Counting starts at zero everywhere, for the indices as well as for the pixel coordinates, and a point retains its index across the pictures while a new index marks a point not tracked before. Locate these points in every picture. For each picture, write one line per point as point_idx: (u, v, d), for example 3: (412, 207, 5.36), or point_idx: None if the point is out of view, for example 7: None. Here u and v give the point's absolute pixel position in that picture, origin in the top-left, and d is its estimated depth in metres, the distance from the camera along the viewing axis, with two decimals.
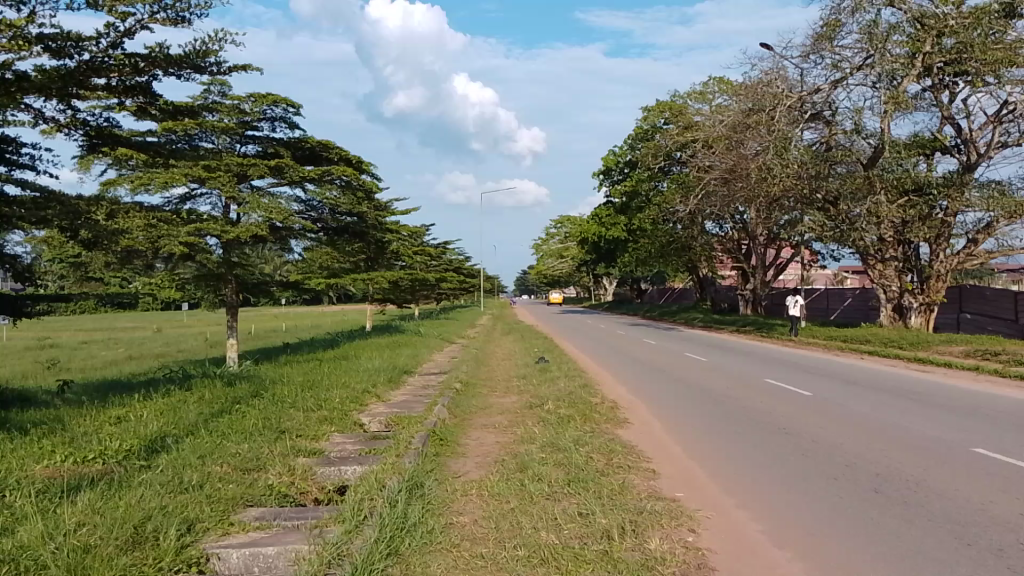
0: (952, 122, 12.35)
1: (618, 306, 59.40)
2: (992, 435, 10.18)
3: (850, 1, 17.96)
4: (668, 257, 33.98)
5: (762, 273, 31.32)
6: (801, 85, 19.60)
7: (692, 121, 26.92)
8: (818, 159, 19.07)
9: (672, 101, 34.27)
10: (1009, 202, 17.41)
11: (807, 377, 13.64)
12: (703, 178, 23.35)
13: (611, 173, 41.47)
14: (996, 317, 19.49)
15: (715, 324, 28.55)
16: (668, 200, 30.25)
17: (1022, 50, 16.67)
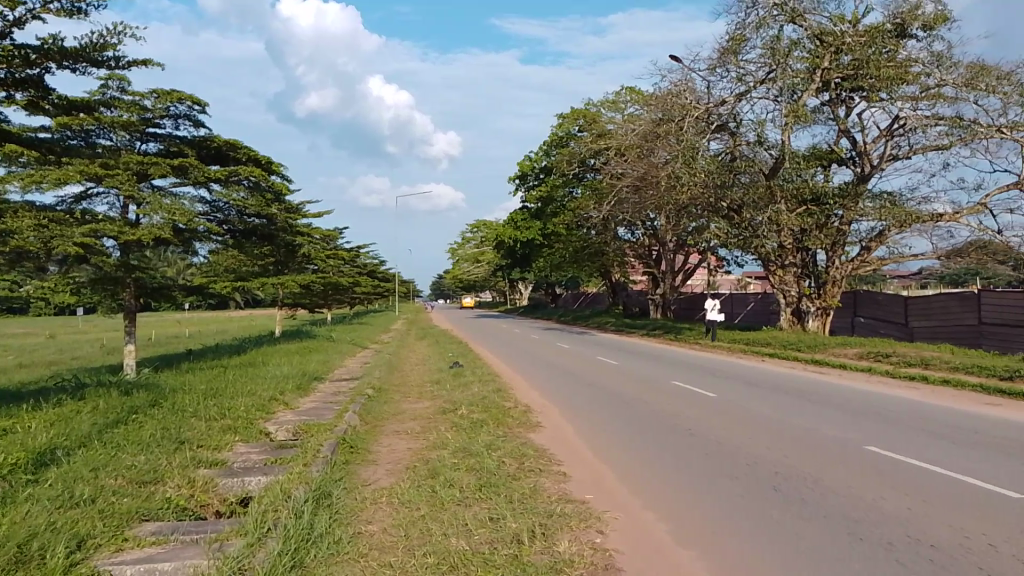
0: (848, 135, 12.95)
1: (534, 310, 59.90)
2: (883, 433, 10.74)
3: (754, 17, 18.67)
4: (581, 262, 34.49)
5: (671, 278, 32.18)
6: (708, 97, 20.22)
7: (605, 129, 27.44)
8: (724, 169, 19.77)
9: (586, 109, 34.87)
10: (900, 212, 18.46)
11: (713, 379, 14.08)
12: (616, 185, 23.82)
13: (527, 178, 41.84)
14: (887, 322, 20.65)
15: (627, 327, 29.12)
16: (582, 206, 30.73)
17: (912, 68, 17.69)
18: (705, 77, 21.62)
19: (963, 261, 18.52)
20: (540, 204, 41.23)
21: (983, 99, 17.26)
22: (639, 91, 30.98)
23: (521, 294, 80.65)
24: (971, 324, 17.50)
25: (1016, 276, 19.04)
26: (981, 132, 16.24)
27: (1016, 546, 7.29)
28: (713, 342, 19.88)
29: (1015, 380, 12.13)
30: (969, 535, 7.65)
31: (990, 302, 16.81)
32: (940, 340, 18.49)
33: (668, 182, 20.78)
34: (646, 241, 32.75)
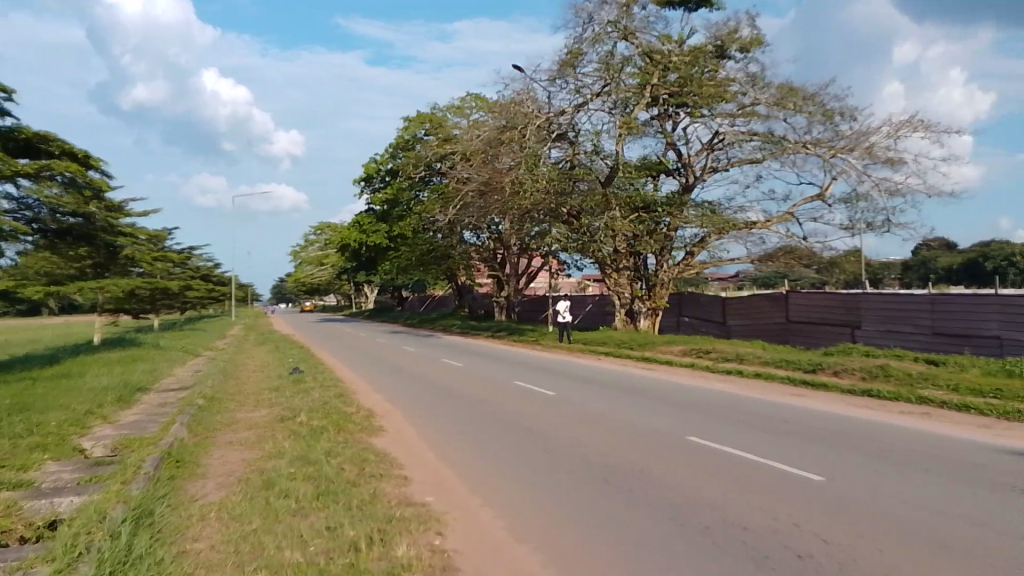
0: (674, 148, 13.86)
1: (382, 313, 59.20)
2: (703, 424, 11.56)
3: (590, 32, 19.54)
4: (427, 264, 34.58)
5: (516, 281, 33.36)
6: (548, 107, 20.88)
7: (451, 135, 27.79)
8: (563, 177, 20.55)
9: (432, 114, 34.99)
10: (720, 219, 20.01)
11: (551, 378, 14.59)
12: (461, 190, 23.95)
13: (372, 181, 41.42)
14: (708, 321, 22.24)
15: (472, 330, 29.44)
16: (428, 209, 30.77)
17: (730, 87, 19.18)
18: (545, 87, 22.30)
19: (773, 264, 20.20)
20: (387, 207, 40.85)
21: (790, 118, 19.04)
22: (483, 98, 31.51)
23: (368, 299, 79.35)
24: (780, 322, 19.24)
25: (818, 279, 21.13)
26: (788, 148, 17.87)
27: (813, 523, 8.05)
28: (557, 343, 20.53)
29: (816, 372, 13.47)
30: (776, 518, 8.33)
31: (797, 302, 18.51)
32: (755, 337, 20.16)
33: (512, 188, 21.30)
34: (492, 244, 33.18)
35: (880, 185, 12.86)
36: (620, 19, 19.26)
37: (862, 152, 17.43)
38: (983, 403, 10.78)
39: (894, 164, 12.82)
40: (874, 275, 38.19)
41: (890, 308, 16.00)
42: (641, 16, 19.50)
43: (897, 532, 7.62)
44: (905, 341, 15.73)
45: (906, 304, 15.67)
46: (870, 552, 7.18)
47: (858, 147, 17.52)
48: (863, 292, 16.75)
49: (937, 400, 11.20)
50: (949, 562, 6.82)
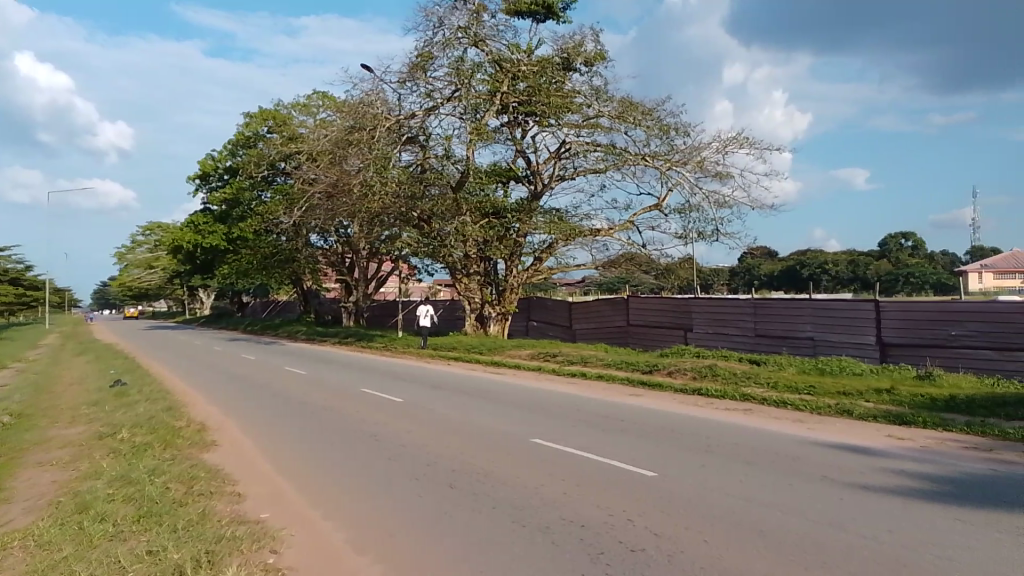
0: (523, 155, 14.07)
1: (223, 319, 56.25)
2: (546, 426, 11.77)
3: (440, 37, 19.53)
4: (271, 269, 33.37)
5: (365, 286, 32.75)
6: (399, 109, 20.80)
7: (296, 133, 27.24)
8: (414, 180, 20.35)
9: (275, 110, 33.70)
10: (566, 226, 20.63)
11: (399, 384, 14.37)
12: (307, 191, 23.32)
13: (209, 178, 39.40)
14: (554, 324, 22.90)
15: (319, 336, 28.69)
16: (271, 211, 29.86)
17: (576, 99, 19.82)
18: (394, 89, 22.05)
19: (615, 270, 21.13)
20: (228, 206, 38.79)
21: (630, 131, 19.93)
22: (331, 98, 30.72)
23: (208, 304, 74.98)
24: (621, 325, 20.06)
25: (655, 284, 22.24)
26: (629, 159, 18.67)
27: (648, 518, 8.31)
28: (408, 348, 20.31)
29: (652, 373, 14.13)
30: (613, 515, 8.53)
31: (636, 306, 19.37)
32: (598, 340, 20.90)
33: (361, 190, 20.84)
34: (340, 248, 32.26)
35: (710, 197, 13.69)
36: (470, 26, 19.39)
37: (695, 166, 18.54)
38: (797, 399, 11.72)
39: (723, 178, 13.69)
40: (701, 282, 41.01)
41: (717, 311, 17.11)
42: (491, 24, 19.72)
43: (721, 521, 8.02)
44: (731, 342, 16.88)
45: (731, 308, 16.84)
46: (698, 542, 7.50)
47: (691, 160, 18.62)
48: (694, 296, 17.87)
49: (759, 397, 12.04)
50: (767, 546, 7.23)
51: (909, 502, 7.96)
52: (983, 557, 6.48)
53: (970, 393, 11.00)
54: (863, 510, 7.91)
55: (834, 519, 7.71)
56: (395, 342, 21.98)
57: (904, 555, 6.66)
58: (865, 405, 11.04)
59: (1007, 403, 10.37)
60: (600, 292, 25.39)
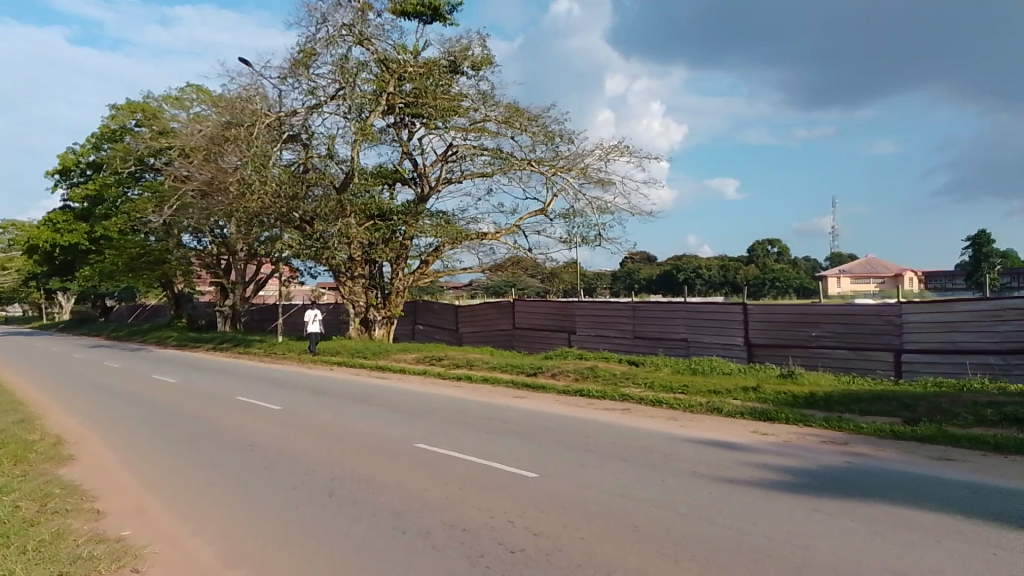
0: (410, 157, 13.95)
1: (83, 325, 52.60)
2: (430, 430, 11.67)
3: (324, 34, 19.11)
4: (140, 270, 32.20)
5: (242, 288, 31.62)
6: (280, 106, 20.23)
7: (169, 127, 26.13)
8: (296, 180, 19.80)
9: (145, 103, 31.90)
10: (453, 229, 20.68)
11: (279, 390, 13.89)
12: (181, 189, 23.05)
13: (69, 174, 36.81)
14: (440, 327, 22.98)
15: (191, 342, 27.27)
16: (140, 209, 28.40)
17: (463, 102, 19.90)
18: (274, 86, 21.53)
19: (502, 274, 21.50)
20: (92, 203, 36.30)
21: (516, 136, 20.21)
22: (208, 92, 29.37)
23: (66, 312, 69.65)
24: (507, 328, 20.28)
25: (540, 289, 22.34)
26: (515, 165, 18.93)
27: (528, 519, 8.36)
28: (290, 353, 19.74)
29: (536, 375, 14.34)
30: (493, 516, 8.52)
31: (521, 309, 19.69)
32: (483, 343, 21.05)
33: (239, 188, 20.17)
34: (215, 249, 30.53)
35: (593, 203, 14.04)
36: (355, 24, 19.07)
37: (578, 172, 19.01)
38: (671, 398, 12.18)
39: (605, 184, 14.10)
40: (584, 287, 42.12)
41: (599, 314, 17.60)
42: (376, 23, 19.47)
43: (598, 519, 8.17)
44: (611, 344, 17.37)
45: (611, 310, 17.34)
46: (575, 540, 7.60)
47: (575, 167, 19.06)
48: (577, 299, 18.30)
49: (637, 397, 12.43)
50: (640, 540, 7.41)
51: (771, 493, 8.40)
52: (836, 541, 6.90)
53: (827, 389, 11.79)
54: (730, 502, 8.26)
55: (703, 513, 8.01)
56: (274, 347, 21.28)
57: (765, 544, 6.99)
58: (733, 403, 11.63)
59: (859, 398, 11.16)
60: (487, 295, 25.59)
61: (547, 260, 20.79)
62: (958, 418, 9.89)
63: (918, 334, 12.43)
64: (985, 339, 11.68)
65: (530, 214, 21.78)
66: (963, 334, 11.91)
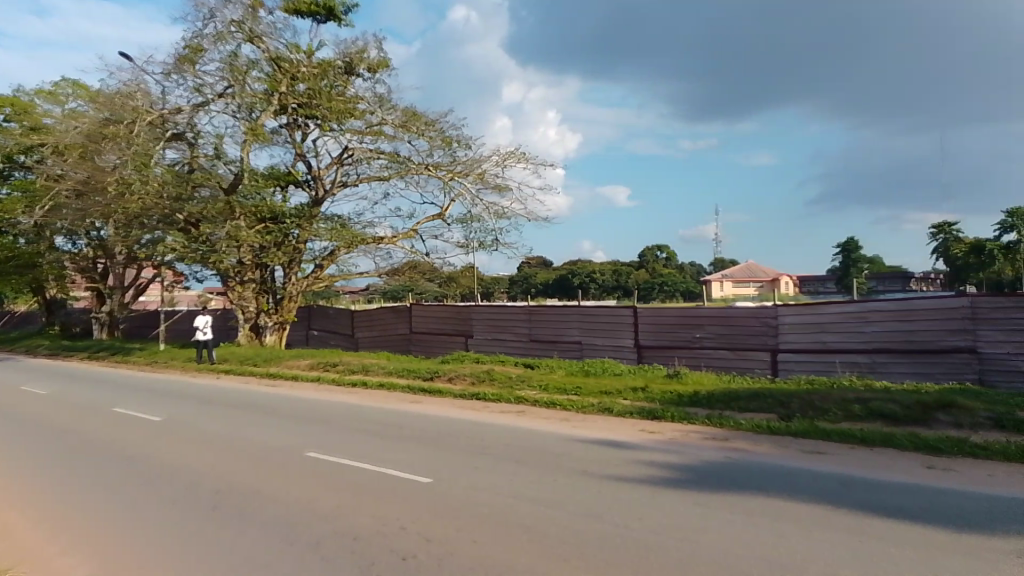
0: (303, 159, 13.65)
1: None
2: (324, 438, 11.43)
3: (212, 30, 18.46)
4: (7, 274, 30.08)
5: (122, 294, 30.02)
6: (163, 103, 19.35)
7: (41, 123, 24.53)
8: (181, 181, 19.02)
9: (13, 96, 29.82)
10: (348, 233, 20.39)
11: (163, 401, 13.24)
12: (54, 187, 21.87)
13: None
14: (336, 333, 22.82)
15: (65, 350, 25.81)
16: (7, 209, 26.48)
17: (358, 105, 19.68)
18: (157, 81, 20.67)
19: (399, 278, 21.39)
20: None
21: (413, 140, 20.16)
22: (85, 87, 27.77)
23: None
24: (404, 333, 20.24)
25: (438, 293, 21.90)
26: (412, 169, 18.88)
27: (421, 525, 8.27)
28: (175, 361, 18.93)
29: (433, 380, 14.33)
30: (384, 523, 8.39)
31: (418, 314, 19.70)
32: (379, 348, 20.97)
33: (118, 188, 19.32)
34: (91, 252, 28.77)
35: (490, 208, 14.18)
36: (245, 21, 18.54)
37: (476, 178, 19.17)
38: (565, 400, 12.47)
39: (501, 190, 14.26)
40: (482, 291, 42.41)
41: (496, 318, 17.80)
42: (268, 21, 18.98)
43: (490, 521, 8.20)
44: (507, 347, 17.60)
45: (507, 314, 17.59)
46: (466, 544, 7.60)
47: (472, 172, 19.21)
48: (474, 304, 18.44)
49: (531, 399, 12.65)
50: (531, 541, 7.50)
51: (655, 489, 8.70)
52: (715, 534, 7.20)
53: (710, 389, 12.37)
54: (619, 501, 8.48)
55: (593, 511, 8.19)
56: (157, 355, 20.30)
57: (649, 540, 7.20)
58: (623, 403, 12.02)
59: (739, 396, 11.78)
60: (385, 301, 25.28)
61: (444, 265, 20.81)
62: (828, 413, 10.45)
63: (792, 335, 13.25)
64: (850, 340, 12.56)
65: (428, 219, 21.76)
66: (832, 334, 12.77)
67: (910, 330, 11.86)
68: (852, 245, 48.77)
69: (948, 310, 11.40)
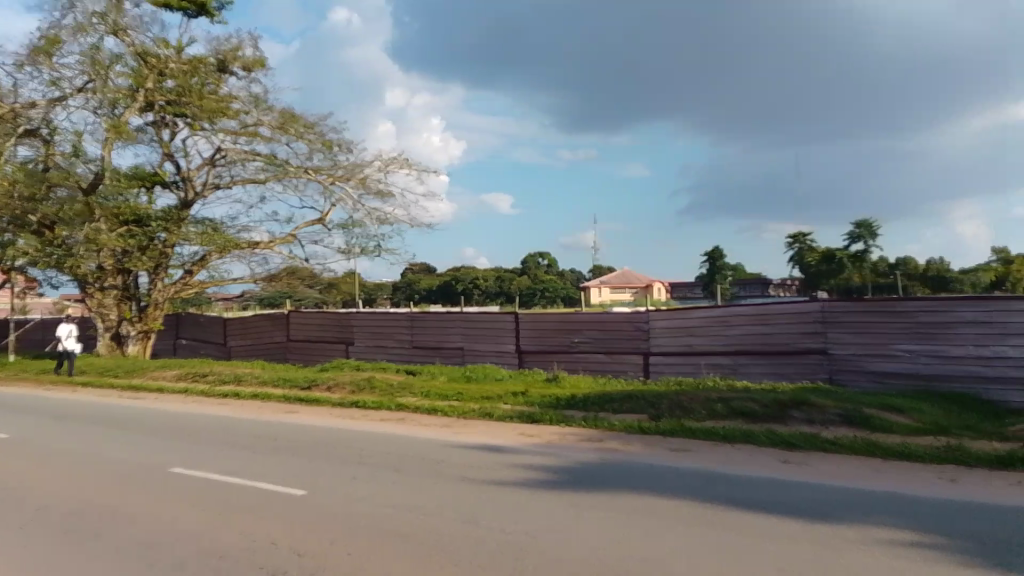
0: (172, 159, 12.97)
1: None
2: (192, 453, 10.86)
3: (70, 20, 17.29)
4: None
5: None
6: (15, 97, 18.28)
7: None
8: (33, 180, 17.67)
9: None
10: (221, 238, 19.58)
11: (9, 418, 12.16)
12: None
13: None
14: (206, 342, 21.83)
15: None
16: None
17: (233, 104, 18.98)
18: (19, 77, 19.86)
19: (276, 285, 20.74)
20: None
21: (291, 143, 19.65)
22: None
23: None
24: (281, 341, 19.70)
25: (319, 299, 21.92)
26: (289, 172, 18.38)
27: (292, 538, 7.93)
28: (24, 374, 17.50)
29: (311, 389, 13.95)
30: (254, 539, 7.99)
31: (295, 321, 19.22)
32: (254, 357, 20.32)
33: None
34: None
35: (371, 214, 13.99)
36: (107, 12, 17.47)
37: (358, 182, 18.91)
38: (446, 406, 12.47)
39: (383, 196, 14.12)
40: (364, 297, 41.80)
41: (377, 324, 17.62)
42: (134, 13, 17.99)
43: (367, 531, 8.01)
44: (388, 354, 17.44)
45: (389, 321, 17.45)
46: (341, 555, 7.36)
47: (353, 177, 18.93)
48: (354, 310, 18.17)
49: (413, 406, 12.58)
50: (407, 549, 7.37)
51: (531, 492, 8.81)
52: (588, 532, 7.35)
53: (586, 392, 12.74)
54: (496, 504, 8.52)
55: (470, 516, 8.17)
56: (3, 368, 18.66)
57: (524, 543, 7.23)
58: (503, 408, 12.16)
59: (613, 398, 12.19)
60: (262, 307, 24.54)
61: (325, 271, 20.34)
62: (695, 412, 10.98)
63: (663, 339, 13.87)
64: (716, 342, 13.28)
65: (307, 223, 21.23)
66: (699, 338, 13.46)
67: (768, 333, 12.68)
68: (716, 253, 51.45)
69: (802, 315, 12.27)
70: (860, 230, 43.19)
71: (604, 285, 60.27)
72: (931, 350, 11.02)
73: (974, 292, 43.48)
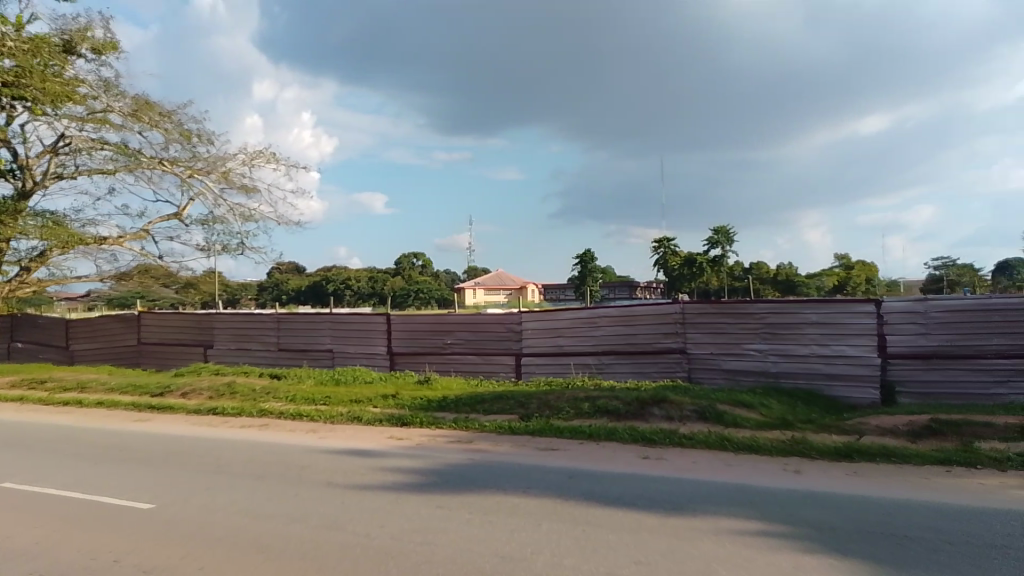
0: (6, 144, 11.79)
1: None
2: (23, 467, 9.85)
3: None
4: None
5: None
6: None
7: None
8: None
9: None
10: (64, 232, 18.06)
11: None
12: None
13: None
14: (46, 346, 20.08)
15: None
16: None
17: (79, 88, 17.58)
18: None
19: (128, 284, 19.36)
20: None
21: (146, 132, 18.45)
22: None
23: None
24: (133, 344, 18.46)
25: (175, 300, 20.86)
26: (144, 163, 17.23)
27: (138, 554, 7.18)
28: None
29: (166, 395, 13.10)
30: (95, 553, 7.26)
31: (149, 323, 18.07)
32: (101, 362, 18.93)
33: None
34: None
35: (235, 210, 13.33)
36: None
37: (220, 177, 18.01)
38: (312, 410, 12.09)
39: (248, 192, 13.49)
40: (228, 297, 39.92)
41: (240, 326, 16.87)
42: None
43: (223, 542, 7.45)
44: (253, 357, 16.74)
45: (254, 322, 16.75)
46: (193, 569, 6.72)
47: (215, 171, 18.02)
48: (216, 311, 17.32)
49: (276, 411, 12.10)
50: (266, 556, 6.95)
51: (397, 495, 8.63)
52: (453, 532, 7.26)
53: (457, 393, 12.73)
54: (360, 509, 8.28)
55: (331, 522, 7.85)
56: None
57: (390, 546, 6.95)
58: (372, 411, 11.93)
59: (484, 399, 12.25)
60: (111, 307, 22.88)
61: (183, 269, 19.22)
62: (563, 411, 11.21)
63: (533, 340, 14.10)
64: (583, 343, 13.64)
65: (163, 219, 20.01)
66: (568, 338, 13.79)
67: (632, 333, 13.16)
68: (589, 257, 52.97)
69: (663, 316, 12.82)
70: (718, 236, 45.97)
71: (479, 287, 60.76)
72: (777, 349, 11.81)
73: (815, 295, 47.33)
